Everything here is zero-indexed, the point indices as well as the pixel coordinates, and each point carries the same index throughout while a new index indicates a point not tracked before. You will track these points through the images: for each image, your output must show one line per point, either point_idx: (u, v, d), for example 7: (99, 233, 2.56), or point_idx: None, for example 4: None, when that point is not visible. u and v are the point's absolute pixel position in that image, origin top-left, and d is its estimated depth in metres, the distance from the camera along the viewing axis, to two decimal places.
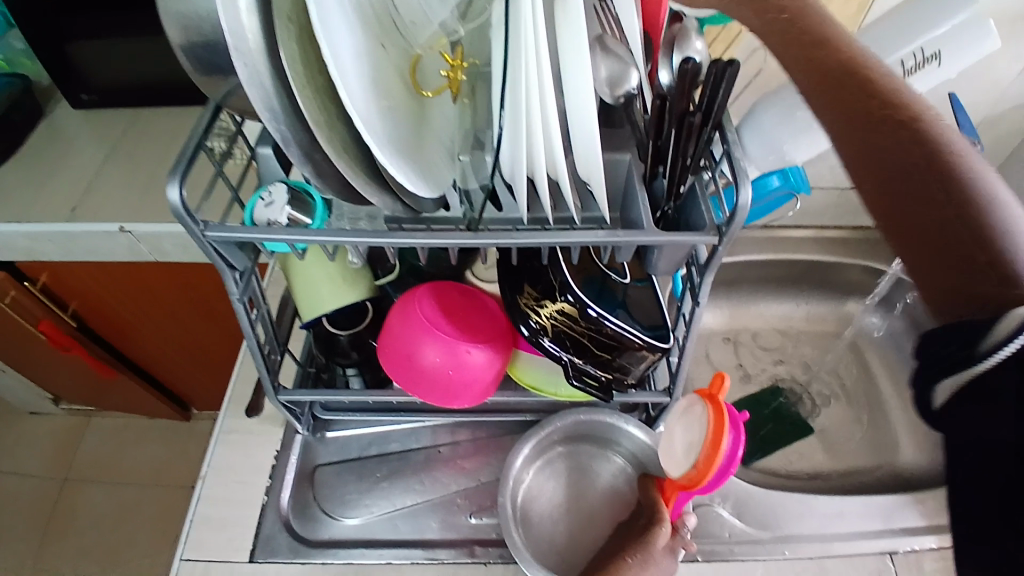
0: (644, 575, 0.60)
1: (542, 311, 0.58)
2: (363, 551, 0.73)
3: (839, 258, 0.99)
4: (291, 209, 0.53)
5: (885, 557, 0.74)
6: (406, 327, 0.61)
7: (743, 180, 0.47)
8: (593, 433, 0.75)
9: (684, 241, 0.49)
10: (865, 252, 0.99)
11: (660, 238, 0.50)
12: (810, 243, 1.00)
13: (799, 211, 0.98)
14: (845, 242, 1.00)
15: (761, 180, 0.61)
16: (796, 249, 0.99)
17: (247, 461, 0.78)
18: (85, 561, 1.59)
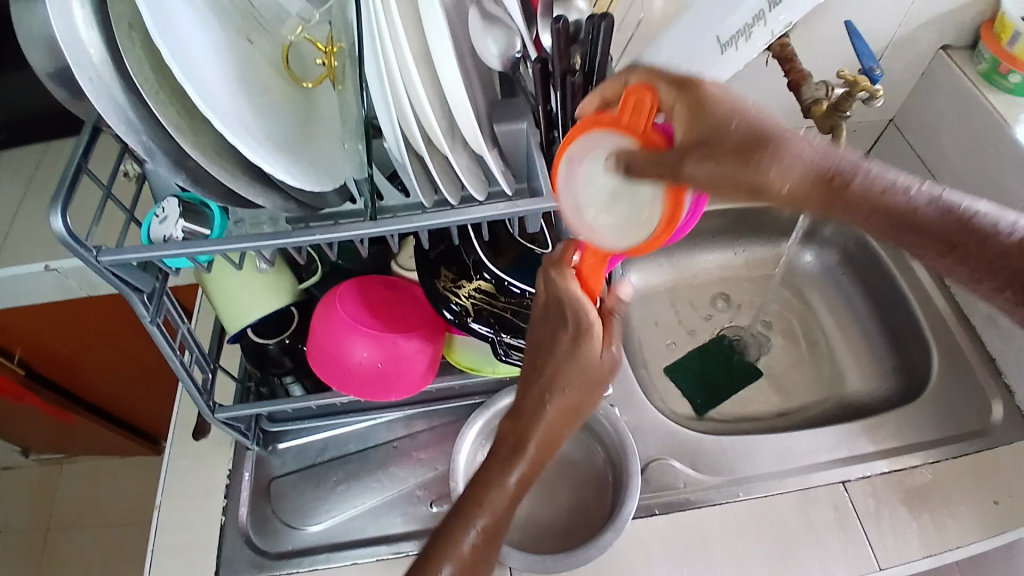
0: (581, 387, 0.54)
1: (462, 292, 0.59)
2: (327, 556, 0.73)
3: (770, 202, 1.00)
4: (185, 222, 0.52)
5: (840, 486, 0.77)
6: (330, 327, 0.60)
7: None
8: None
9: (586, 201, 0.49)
10: None
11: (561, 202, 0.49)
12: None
13: None
14: None
15: None
16: None
17: (201, 484, 0.77)
18: None
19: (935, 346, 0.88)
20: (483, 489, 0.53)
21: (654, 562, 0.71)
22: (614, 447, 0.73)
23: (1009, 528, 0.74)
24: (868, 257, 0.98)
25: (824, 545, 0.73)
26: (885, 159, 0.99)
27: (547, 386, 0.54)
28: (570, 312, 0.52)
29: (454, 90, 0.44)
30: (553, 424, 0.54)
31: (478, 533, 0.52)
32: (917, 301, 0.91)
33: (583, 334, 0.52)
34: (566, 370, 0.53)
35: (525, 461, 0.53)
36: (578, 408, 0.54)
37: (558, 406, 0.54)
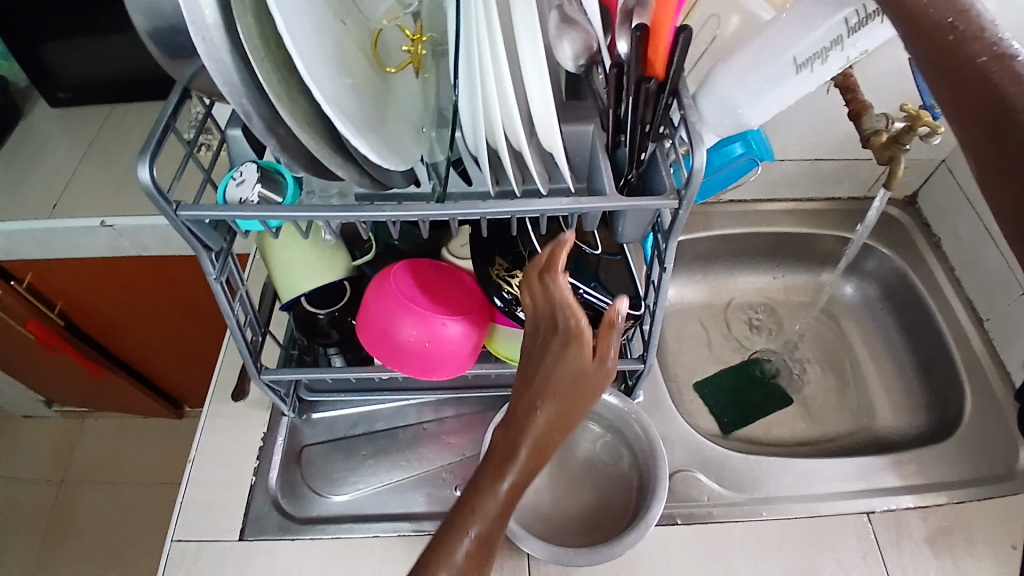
0: (574, 393, 0.52)
1: (513, 282, 0.60)
2: (351, 526, 0.75)
3: (813, 230, 1.01)
4: (261, 187, 0.55)
5: (862, 516, 0.76)
6: (383, 300, 0.62)
7: (697, 145, 0.48)
8: None
9: (647, 205, 0.51)
10: (837, 222, 1.02)
11: (622, 203, 0.51)
12: (786, 216, 1.02)
13: (771, 184, 1.00)
14: (820, 214, 1.02)
15: (725, 147, 0.66)
16: (771, 222, 1.01)
17: (236, 445, 0.80)
18: (86, 561, 1.59)
19: (970, 387, 0.87)
20: (474, 498, 0.50)
21: (670, 568, 0.72)
22: (641, 450, 0.75)
23: None
24: (907, 293, 0.98)
25: (843, 572, 0.72)
26: (933, 197, 0.99)
27: (537, 391, 0.52)
28: (559, 315, 0.52)
29: (535, 87, 0.46)
30: (542, 432, 0.51)
31: (471, 542, 0.48)
32: (954, 340, 0.91)
33: (570, 339, 0.52)
34: (555, 375, 0.52)
35: (515, 469, 0.51)
36: (567, 415, 0.52)
37: (549, 413, 0.52)
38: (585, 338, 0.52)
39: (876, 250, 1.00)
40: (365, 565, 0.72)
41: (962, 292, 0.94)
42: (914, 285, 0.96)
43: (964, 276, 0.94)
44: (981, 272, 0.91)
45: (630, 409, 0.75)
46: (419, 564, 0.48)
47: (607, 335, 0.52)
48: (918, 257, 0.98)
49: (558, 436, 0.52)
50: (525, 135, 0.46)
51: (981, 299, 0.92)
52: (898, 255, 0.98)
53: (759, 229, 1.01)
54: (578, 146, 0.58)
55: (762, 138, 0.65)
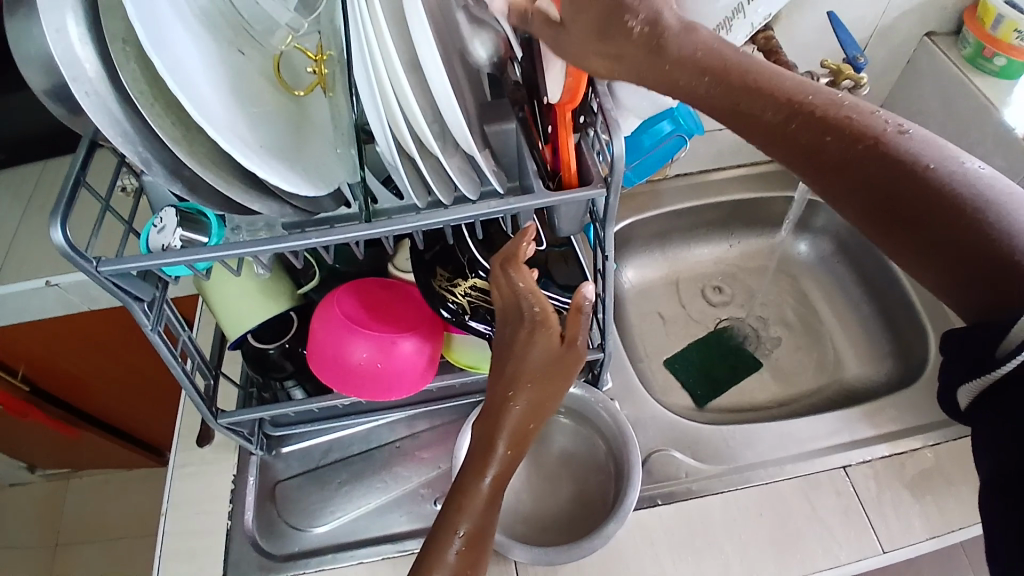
0: (549, 378, 0.51)
1: (457, 290, 0.59)
2: (335, 556, 0.74)
3: (761, 193, 1.01)
4: (183, 230, 0.53)
5: (840, 471, 0.77)
6: (329, 327, 0.61)
7: (614, 132, 0.48)
8: None
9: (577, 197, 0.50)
10: (784, 182, 1.02)
11: (551, 198, 0.50)
12: (733, 183, 1.03)
13: (715, 153, 1.00)
14: (765, 176, 1.03)
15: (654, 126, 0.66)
16: (720, 190, 1.02)
17: (208, 490, 0.78)
18: None
19: (932, 330, 0.88)
20: (459, 495, 0.48)
21: (658, 551, 0.72)
22: (612, 436, 0.75)
23: None
24: (861, 244, 0.99)
25: (826, 529, 0.73)
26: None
27: (511, 380, 0.51)
28: (524, 304, 0.52)
29: (441, 92, 0.45)
30: (520, 421, 0.50)
31: (463, 540, 0.46)
32: (912, 287, 0.92)
33: (539, 326, 0.51)
34: (526, 363, 0.51)
35: (497, 463, 0.49)
36: (543, 400, 0.51)
37: (525, 399, 0.50)
38: (552, 324, 0.52)
39: (824, 205, 1.01)
40: None
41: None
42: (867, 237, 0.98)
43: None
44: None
45: (596, 399, 0.75)
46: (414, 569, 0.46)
47: (575, 320, 0.53)
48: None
49: (537, 422, 0.51)
50: (438, 143, 0.46)
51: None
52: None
53: (710, 200, 1.01)
54: (504, 146, 0.57)
55: (691, 114, 0.66)
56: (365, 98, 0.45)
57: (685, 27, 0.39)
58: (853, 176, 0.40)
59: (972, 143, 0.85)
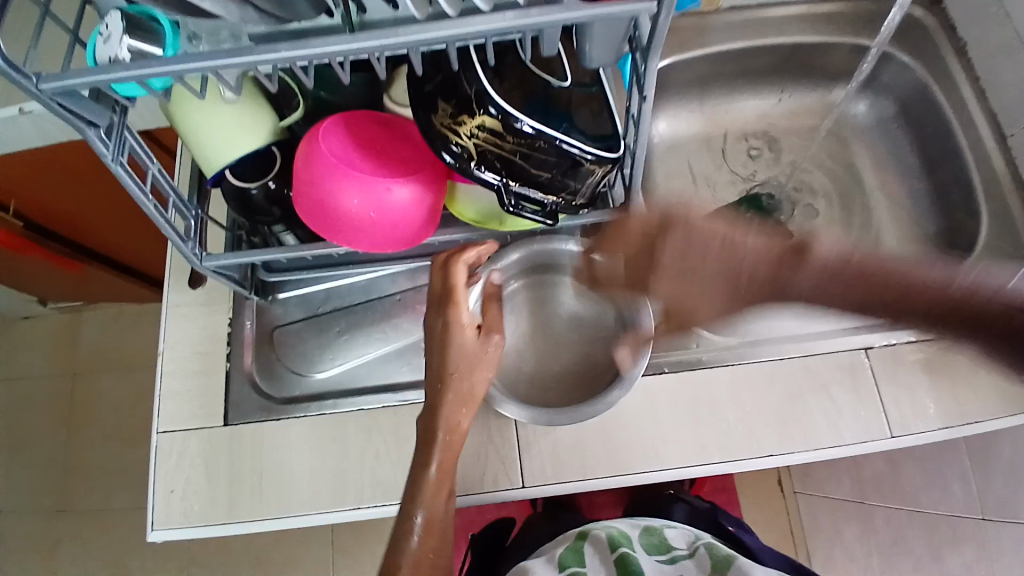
0: (476, 366, 0.59)
1: (463, 130, 0.49)
2: (337, 402, 0.71)
3: (828, 38, 0.87)
4: (132, 39, 0.44)
5: (862, 353, 0.73)
6: (314, 168, 0.53)
7: None
8: (546, 264, 0.74)
9: (622, 10, 0.41)
10: (856, 26, 0.87)
11: (588, 12, 0.41)
12: (797, 22, 0.88)
13: None
14: (836, 17, 0.88)
15: None
16: (780, 31, 0.88)
17: (203, 333, 0.74)
18: (62, 486, 1.46)
19: (986, 210, 0.80)
20: (411, 489, 0.57)
21: (664, 420, 0.70)
22: (629, 306, 0.71)
23: None
24: (927, 107, 0.87)
25: (833, 410, 0.70)
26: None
27: (442, 376, 0.59)
28: (444, 305, 0.60)
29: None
30: (453, 409, 0.58)
31: (422, 526, 0.56)
32: (975, 160, 0.81)
33: (457, 321, 0.59)
34: (450, 359, 0.59)
35: (437, 453, 0.57)
36: (472, 392, 0.59)
37: (454, 393, 0.58)
38: (466, 318, 0.60)
39: (896, 58, 0.88)
40: (349, 442, 0.69)
41: (986, 104, 0.82)
42: (936, 101, 0.85)
43: (988, 87, 0.81)
44: (1006, 83, 0.79)
45: (616, 266, 0.69)
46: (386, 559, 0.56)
47: (490, 311, 0.65)
48: (941, 62, 0.85)
49: (468, 411, 0.59)
50: None
51: (1006, 112, 0.80)
52: (919, 63, 0.86)
53: (764, 41, 0.88)
54: None
55: None
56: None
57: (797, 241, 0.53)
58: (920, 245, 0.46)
59: None
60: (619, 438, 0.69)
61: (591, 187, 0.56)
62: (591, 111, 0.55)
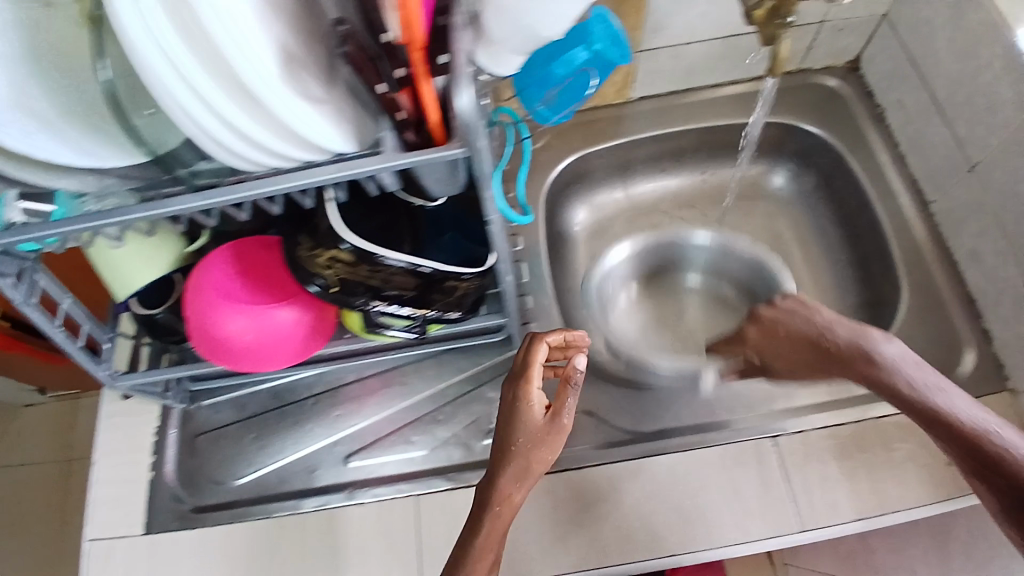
0: (536, 448, 0.55)
1: (320, 263, 0.53)
2: (251, 508, 0.72)
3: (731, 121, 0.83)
4: (25, 202, 0.47)
5: (769, 442, 0.71)
6: (195, 301, 0.57)
7: (463, 82, 0.42)
8: (670, 261, 0.88)
9: (432, 157, 0.46)
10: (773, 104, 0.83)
11: (406, 159, 0.46)
12: (707, 107, 0.84)
13: (684, 73, 0.81)
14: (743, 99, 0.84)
15: (566, 53, 0.56)
16: (690, 117, 0.83)
17: (130, 443, 0.76)
18: None
19: (906, 285, 0.73)
20: (458, 558, 0.55)
21: (573, 522, 0.68)
22: (761, 279, 0.83)
23: (961, 494, 0.66)
24: (839, 176, 0.82)
25: (740, 505, 0.68)
26: (875, 60, 0.79)
27: (501, 451, 0.55)
28: (515, 378, 0.57)
29: (251, 85, 0.41)
30: (505, 486, 0.55)
31: None
32: (892, 231, 0.76)
33: (526, 399, 0.56)
34: (510, 438, 0.55)
35: (483, 530, 0.54)
36: (529, 467, 0.55)
37: (512, 470, 0.55)
38: (534, 400, 0.56)
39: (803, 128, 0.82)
40: (257, 548, 0.70)
41: (905, 169, 0.78)
42: (848, 167, 0.80)
43: (907, 151, 0.77)
44: (925, 147, 0.74)
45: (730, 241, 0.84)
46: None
47: (563, 393, 0.56)
48: (858, 134, 0.80)
49: (522, 489, 0.55)
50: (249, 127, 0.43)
51: (925, 178, 0.76)
52: (832, 134, 0.81)
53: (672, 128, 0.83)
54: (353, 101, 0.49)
55: (613, 44, 0.57)
56: (176, 89, 0.40)
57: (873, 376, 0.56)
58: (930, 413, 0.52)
59: (980, 66, 0.65)
60: (521, 540, 0.67)
61: (460, 298, 0.61)
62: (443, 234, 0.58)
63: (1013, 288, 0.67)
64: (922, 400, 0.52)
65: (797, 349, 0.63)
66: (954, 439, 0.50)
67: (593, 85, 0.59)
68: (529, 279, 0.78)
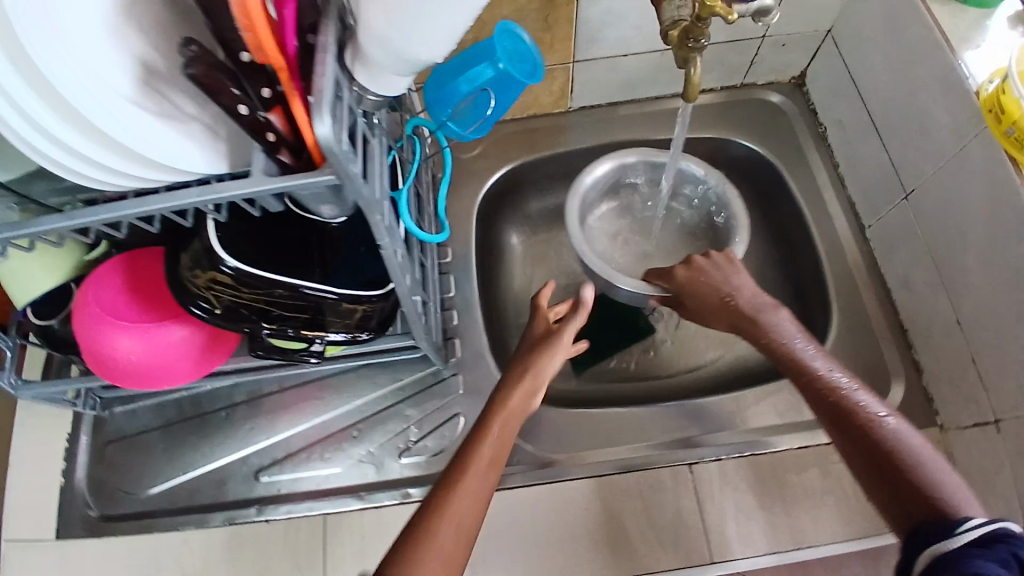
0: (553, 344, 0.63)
1: (199, 284, 0.51)
2: (160, 520, 0.70)
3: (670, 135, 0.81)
4: None
5: (686, 469, 0.69)
6: (81, 318, 0.55)
7: (319, 107, 0.39)
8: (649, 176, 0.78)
9: (302, 183, 0.44)
10: (718, 118, 0.79)
11: (274, 184, 0.43)
12: (645, 120, 0.82)
13: (622, 82, 0.78)
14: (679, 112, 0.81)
15: (475, 67, 0.53)
16: (628, 130, 0.81)
17: (38, 449, 0.73)
18: None
19: (837, 310, 0.70)
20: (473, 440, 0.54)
21: (484, 545, 0.66)
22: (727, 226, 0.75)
23: (879, 528, 0.65)
24: (776, 195, 0.79)
25: (654, 533, 0.66)
26: (818, 77, 0.76)
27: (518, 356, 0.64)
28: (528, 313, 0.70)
29: (90, 111, 0.38)
30: (526, 370, 0.61)
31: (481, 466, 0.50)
32: (826, 254, 0.73)
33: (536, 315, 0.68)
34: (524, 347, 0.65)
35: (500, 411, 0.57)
36: (538, 374, 0.60)
37: (529, 360, 0.62)
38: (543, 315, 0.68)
39: (742, 146, 0.79)
40: (162, 562, 0.68)
41: (843, 192, 0.75)
42: (785, 186, 0.77)
43: (845, 173, 0.75)
44: (863, 170, 0.72)
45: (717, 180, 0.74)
46: (411, 529, 0.46)
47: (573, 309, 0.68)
48: (798, 153, 0.77)
49: (524, 395, 0.59)
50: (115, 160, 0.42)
51: (862, 200, 0.73)
52: (770, 153, 0.78)
53: (612, 141, 0.81)
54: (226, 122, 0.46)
55: (523, 64, 0.54)
56: (25, 128, 0.38)
57: (818, 389, 0.54)
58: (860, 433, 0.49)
59: (918, 88, 0.61)
60: None
61: (362, 321, 0.59)
62: (341, 252, 0.56)
63: (941, 321, 0.64)
64: (858, 412, 0.50)
65: (712, 311, 0.64)
66: (833, 420, 0.52)
67: (492, 107, 0.56)
68: (455, 293, 0.76)
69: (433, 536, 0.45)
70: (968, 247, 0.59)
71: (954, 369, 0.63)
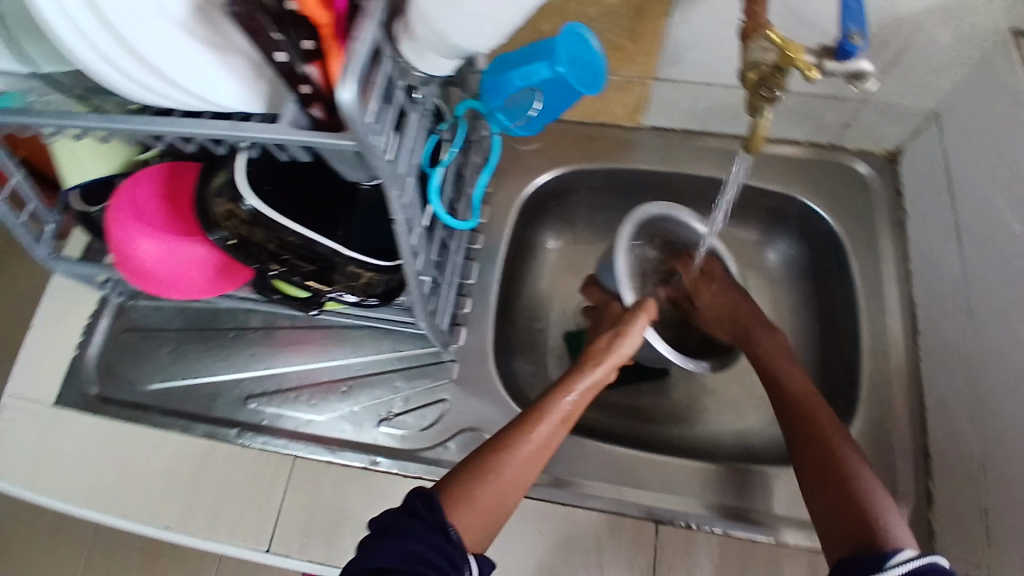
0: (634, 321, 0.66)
1: (220, 212, 0.53)
2: (148, 414, 0.74)
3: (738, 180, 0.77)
4: None
5: (651, 524, 0.65)
6: (115, 212, 0.58)
7: (347, 74, 0.38)
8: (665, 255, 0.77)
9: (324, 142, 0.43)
10: (795, 176, 0.74)
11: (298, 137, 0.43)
12: (716, 158, 0.77)
13: (701, 113, 0.74)
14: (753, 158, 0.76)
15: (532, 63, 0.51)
16: (695, 163, 0.77)
17: (66, 318, 0.80)
18: None
19: (861, 410, 0.65)
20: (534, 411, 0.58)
21: None
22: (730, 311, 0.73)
23: None
24: (835, 273, 0.73)
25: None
26: (916, 160, 0.70)
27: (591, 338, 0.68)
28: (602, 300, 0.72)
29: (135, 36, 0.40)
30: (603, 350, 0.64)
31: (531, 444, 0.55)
32: (867, 348, 0.67)
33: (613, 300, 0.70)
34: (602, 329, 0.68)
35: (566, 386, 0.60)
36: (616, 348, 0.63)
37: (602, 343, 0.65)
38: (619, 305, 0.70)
39: (813, 212, 0.74)
40: (139, 453, 0.72)
41: (907, 288, 0.69)
42: (844, 265, 0.72)
43: (915, 270, 0.68)
44: (933, 271, 0.66)
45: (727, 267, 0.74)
46: (478, 457, 0.54)
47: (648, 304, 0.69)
48: (869, 234, 0.71)
49: (607, 367, 0.63)
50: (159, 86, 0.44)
51: (924, 303, 0.67)
52: (840, 226, 0.72)
53: (676, 172, 0.77)
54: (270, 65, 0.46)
55: (580, 70, 0.52)
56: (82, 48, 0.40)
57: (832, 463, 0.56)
58: (849, 514, 0.52)
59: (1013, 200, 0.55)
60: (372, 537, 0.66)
61: (365, 287, 0.59)
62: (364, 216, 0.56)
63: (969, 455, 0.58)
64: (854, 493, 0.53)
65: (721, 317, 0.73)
66: (816, 463, 0.57)
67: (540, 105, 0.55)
68: (475, 281, 0.75)
69: (499, 468, 0.53)
70: (1015, 385, 0.53)
71: (969, 510, 0.56)
